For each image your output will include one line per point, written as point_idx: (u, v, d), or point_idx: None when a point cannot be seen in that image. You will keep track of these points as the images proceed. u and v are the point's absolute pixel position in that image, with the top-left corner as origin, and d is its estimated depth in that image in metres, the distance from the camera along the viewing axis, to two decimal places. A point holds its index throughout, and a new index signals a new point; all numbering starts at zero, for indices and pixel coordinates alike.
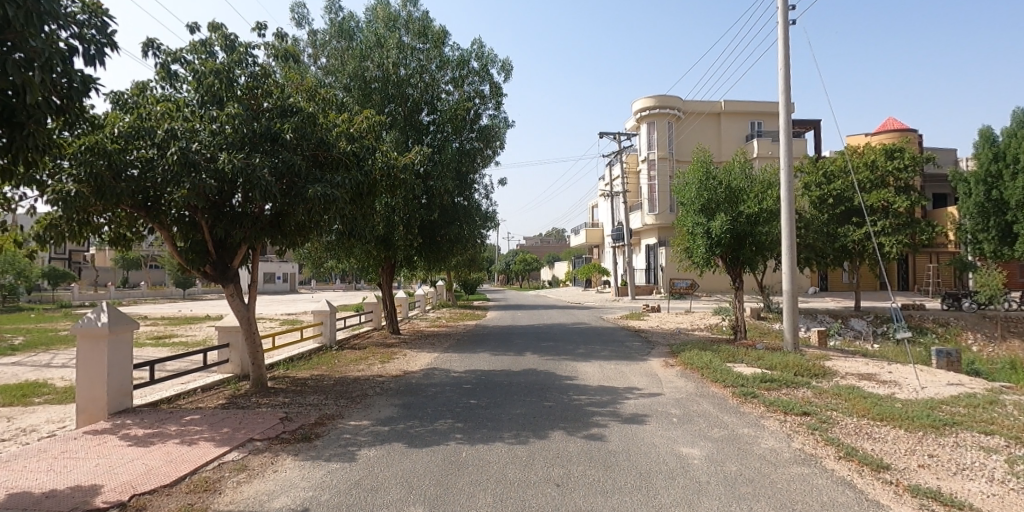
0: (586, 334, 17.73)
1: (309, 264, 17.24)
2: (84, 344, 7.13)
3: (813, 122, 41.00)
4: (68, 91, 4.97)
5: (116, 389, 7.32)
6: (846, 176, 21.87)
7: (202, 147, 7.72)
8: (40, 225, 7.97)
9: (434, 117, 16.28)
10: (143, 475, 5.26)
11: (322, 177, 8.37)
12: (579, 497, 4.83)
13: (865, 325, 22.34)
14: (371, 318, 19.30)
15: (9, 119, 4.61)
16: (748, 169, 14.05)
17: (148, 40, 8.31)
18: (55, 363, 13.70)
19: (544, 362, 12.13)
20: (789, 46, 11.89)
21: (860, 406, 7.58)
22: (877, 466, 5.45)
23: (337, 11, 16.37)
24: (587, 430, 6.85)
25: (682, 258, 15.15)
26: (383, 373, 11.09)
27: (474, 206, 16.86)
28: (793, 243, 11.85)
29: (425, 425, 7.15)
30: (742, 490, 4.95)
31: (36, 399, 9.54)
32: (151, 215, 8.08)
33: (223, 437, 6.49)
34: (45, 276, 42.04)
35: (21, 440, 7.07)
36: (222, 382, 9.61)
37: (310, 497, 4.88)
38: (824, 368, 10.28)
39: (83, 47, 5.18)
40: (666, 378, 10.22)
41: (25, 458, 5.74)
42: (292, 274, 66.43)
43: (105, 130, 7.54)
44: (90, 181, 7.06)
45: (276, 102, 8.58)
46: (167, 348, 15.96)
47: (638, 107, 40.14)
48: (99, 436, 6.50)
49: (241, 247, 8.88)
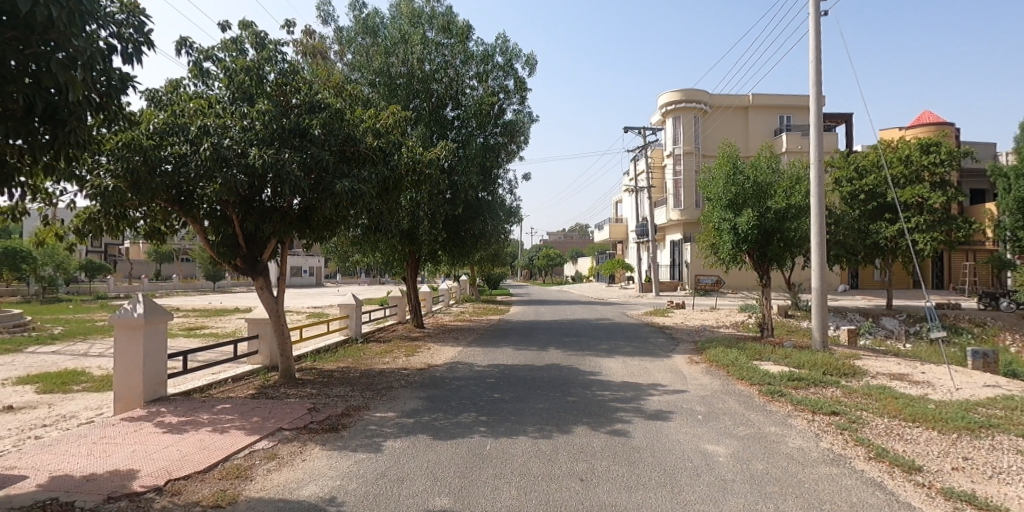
0: (609, 330, 17.68)
1: (335, 258, 17.47)
2: (121, 334, 7.35)
3: (845, 116, 40.06)
4: (107, 89, 5.10)
5: (152, 378, 7.53)
6: (879, 171, 21.31)
7: (234, 142, 7.88)
8: (80, 219, 8.21)
9: (458, 112, 16.40)
10: (179, 461, 5.42)
11: (350, 172, 8.50)
12: (602, 492, 4.84)
13: (898, 324, 21.75)
14: (396, 312, 19.50)
15: (53, 116, 4.75)
16: (776, 163, 13.88)
17: (181, 39, 8.48)
18: (92, 352, 14.10)
19: (568, 357, 12.16)
20: (822, 37, 11.65)
21: (892, 407, 7.44)
22: (909, 468, 5.35)
23: (361, 9, 16.50)
24: (611, 425, 6.85)
25: (708, 254, 14.89)
26: (408, 366, 11.22)
27: (498, 201, 16.89)
28: (823, 240, 11.62)
29: (449, 417, 7.22)
30: (769, 489, 4.91)
31: (75, 387, 9.87)
32: (184, 210, 8.25)
33: (253, 426, 6.64)
34: (83, 268, 43.32)
35: (61, 425, 7.32)
36: (252, 372, 9.82)
37: (338, 486, 4.98)
38: (855, 367, 10.09)
39: (121, 46, 5.31)
40: (691, 375, 10.16)
41: (67, 442, 5.97)
42: (319, 267, 67.97)
43: (142, 126, 7.71)
44: (127, 175, 7.26)
45: (304, 98, 8.69)
46: (200, 339, 16.35)
47: (663, 101, 39.79)
48: (136, 423, 6.71)
49: (271, 241, 9.11)
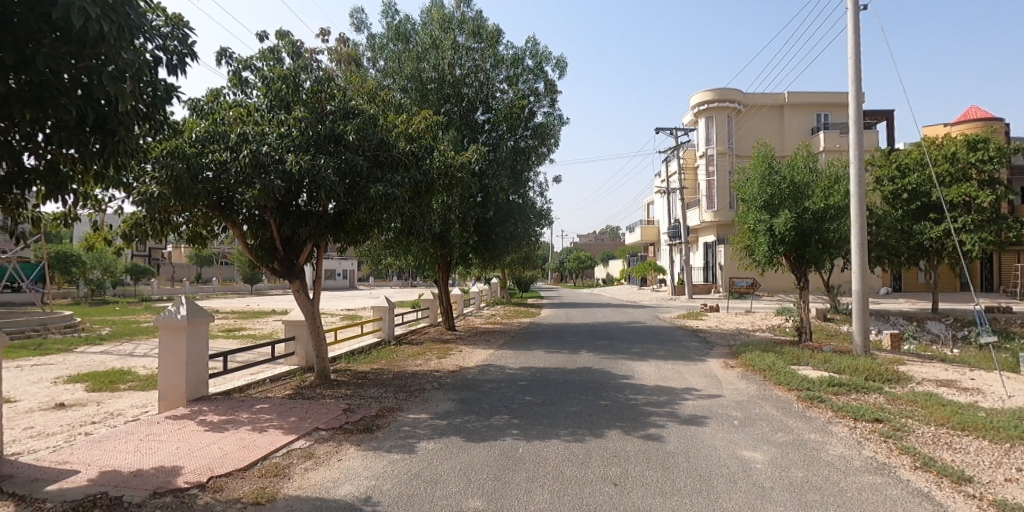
0: (642, 333, 17.51)
1: (369, 261, 17.71)
2: (165, 335, 7.59)
3: (886, 113, 38.92)
4: (153, 99, 5.28)
5: (194, 378, 7.76)
6: (923, 170, 20.58)
7: (272, 149, 8.06)
8: (127, 224, 8.52)
9: (489, 116, 16.48)
10: (220, 459, 5.57)
11: (384, 177, 8.61)
12: (636, 496, 4.80)
13: (944, 328, 20.99)
14: (428, 314, 19.67)
15: (103, 126, 4.94)
16: (813, 162, 13.55)
17: (222, 49, 8.72)
18: (138, 352, 14.57)
19: (600, 360, 12.08)
20: (861, 33, 11.35)
21: (939, 414, 7.18)
22: (958, 479, 5.15)
23: (393, 15, 16.72)
24: (644, 429, 6.78)
25: (743, 256, 14.63)
26: (440, 368, 11.30)
27: (529, 204, 16.91)
28: (864, 242, 11.29)
29: (482, 420, 7.25)
30: (810, 497, 4.80)
31: (122, 385, 10.23)
32: (225, 215, 8.48)
33: (291, 425, 6.77)
34: (129, 272, 44.90)
35: (109, 423, 7.59)
36: (289, 373, 10.03)
37: (373, 486, 5.04)
38: (898, 373, 9.78)
39: (166, 57, 5.49)
40: (726, 380, 9.98)
41: (115, 439, 6.19)
42: (352, 270, 69.06)
43: (184, 135, 7.96)
44: (171, 182, 7.52)
45: (338, 104, 8.85)
46: (239, 340, 16.78)
47: (695, 101, 39.32)
48: (179, 421, 6.92)
49: (307, 245, 9.30)
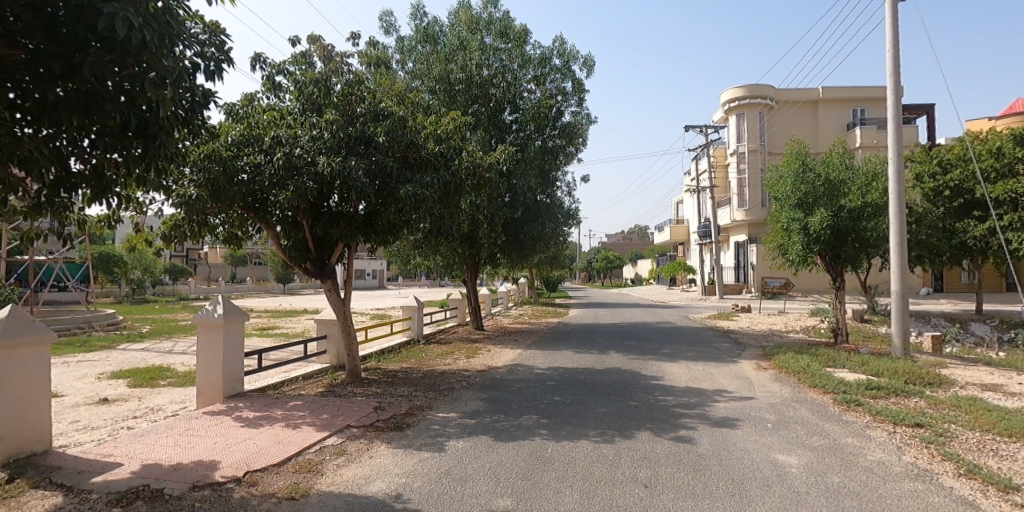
0: (672, 334, 17.31)
1: (398, 261, 17.88)
2: (203, 333, 7.79)
3: (926, 108, 37.73)
4: (191, 105, 5.42)
5: (230, 375, 7.95)
6: (967, 165, 19.91)
7: (304, 151, 8.21)
8: (166, 225, 8.77)
9: (516, 116, 16.49)
10: (256, 454, 5.70)
11: (413, 177, 8.70)
12: (667, 498, 4.75)
13: (989, 330, 20.24)
14: (456, 314, 19.77)
15: (145, 131, 5.10)
16: (850, 159, 13.22)
17: (255, 55, 8.91)
18: (176, 350, 14.97)
19: (629, 361, 11.99)
20: (899, 25, 11.03)
21: (983, 420, 6.94)
22: (1004, 486, 4.97)
23: (422, 17, 16.83)
24: (675, 431, 6.71)
25: (776, 256, 14.35)
26: (469, 368, 11.35)
27: (556, 203, 16.88)
28: (903, 240, 10.96)
29: (510, 419, 7.26)
30: (847, 503, 4.69)
31: (162, 382, 10.54)
32: (259, 216, 8.68)
33: (323, 422, 6.89)
34: (167, 272, 46.18)
35: (150, 417, 7.82)
36: (321, 371, 10.20)
37: (404, 483, 5.10)
38: (940, 376, 9.48)
39: (203, 63, 5.64)
40: (759, 382, 9.81)
41: (156, 433, 6.38)
42: (381, 271, 69.83)
43: (220, 138, 8.16)
44: (208, 185, 7.72)
45: (368, 107, 8.95)
46: (272, 339, 17.10)
47: (726, 98, 38.74)
48: (216, 416, 7.09)
49: (338, 245, 9.45)
